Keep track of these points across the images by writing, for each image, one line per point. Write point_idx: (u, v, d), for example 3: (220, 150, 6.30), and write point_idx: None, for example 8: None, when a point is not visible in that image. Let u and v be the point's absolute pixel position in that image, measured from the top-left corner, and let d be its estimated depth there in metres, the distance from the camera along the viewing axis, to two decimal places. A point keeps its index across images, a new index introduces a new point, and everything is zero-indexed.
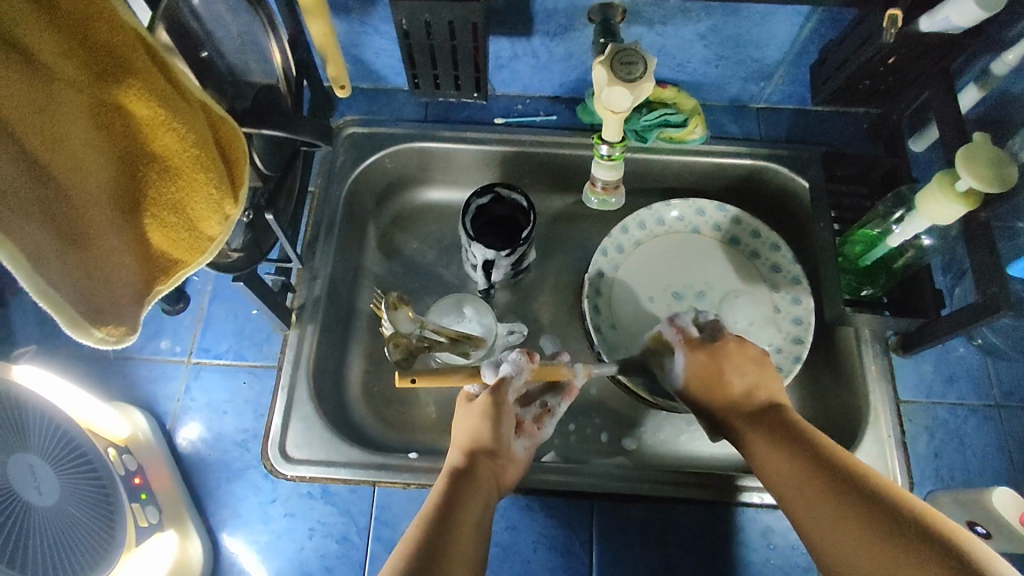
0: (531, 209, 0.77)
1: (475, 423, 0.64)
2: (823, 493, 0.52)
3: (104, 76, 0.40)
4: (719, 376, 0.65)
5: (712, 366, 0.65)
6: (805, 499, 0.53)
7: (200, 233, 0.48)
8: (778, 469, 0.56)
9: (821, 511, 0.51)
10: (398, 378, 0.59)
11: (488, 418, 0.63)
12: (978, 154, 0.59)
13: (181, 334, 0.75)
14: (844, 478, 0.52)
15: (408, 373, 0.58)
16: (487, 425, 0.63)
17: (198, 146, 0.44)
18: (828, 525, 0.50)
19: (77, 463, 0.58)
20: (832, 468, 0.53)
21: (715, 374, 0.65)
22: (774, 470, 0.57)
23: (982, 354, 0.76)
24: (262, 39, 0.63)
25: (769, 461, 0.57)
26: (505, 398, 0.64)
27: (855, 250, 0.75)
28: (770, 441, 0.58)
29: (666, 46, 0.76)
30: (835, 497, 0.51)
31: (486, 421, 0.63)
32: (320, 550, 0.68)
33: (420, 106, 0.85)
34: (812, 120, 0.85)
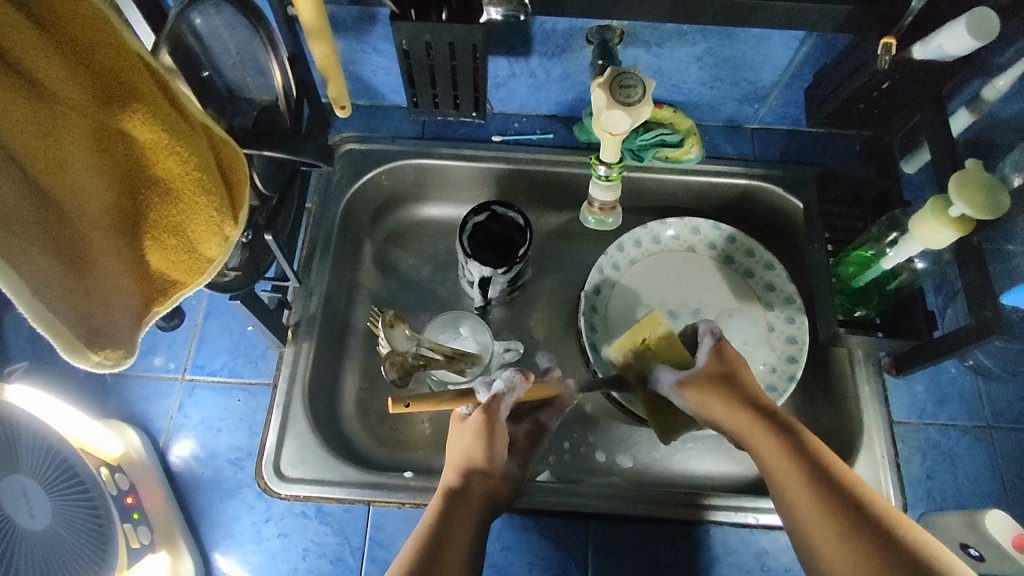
0: (528, 227, 0.77)
1: (467, 442, 0.62)
2: (840, 522, 0.52)
3: (111, 101, 0.40)
4: (729, 377, 0.64)
5: (730, 364, 0.65)
6: (816, 520, 0.53)
7: (199, 254, 0.48)
8: (781, 470, 0.56)
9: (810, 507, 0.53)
10: (393, 408, 0.60)
11: (480, 435, 0.62)
12: (971, 180, 0.60)
13: (175, 350, 0.75)
14: (833, 483, 0.54)
15: (401, 401, 0.58)
16: (476, 442, 0.62)
17: (200, 169, 0.44)
18: (841, 559, 0.50)
19: (70, 484, 0.57)
20: (850, 500, 0.53)
21: (733, 374, 0.64)
22: (769, 461, 0.58)
23: (973, 375, 0.77)
24: (262, 57, 0.62)
25: (781, 475, 0.56)
26: (497, 416, 0.63)
27: (849, 271, 0.76)
28: (786, 456, 0.57)
29: (663, 68, 0.77)
30: (853, 530, 0.51)
31: (479, 440, 0.62)
32: (314, 571, 0.67)
33: (417, 123, 0.85)
34: (805, 141, 0.86)
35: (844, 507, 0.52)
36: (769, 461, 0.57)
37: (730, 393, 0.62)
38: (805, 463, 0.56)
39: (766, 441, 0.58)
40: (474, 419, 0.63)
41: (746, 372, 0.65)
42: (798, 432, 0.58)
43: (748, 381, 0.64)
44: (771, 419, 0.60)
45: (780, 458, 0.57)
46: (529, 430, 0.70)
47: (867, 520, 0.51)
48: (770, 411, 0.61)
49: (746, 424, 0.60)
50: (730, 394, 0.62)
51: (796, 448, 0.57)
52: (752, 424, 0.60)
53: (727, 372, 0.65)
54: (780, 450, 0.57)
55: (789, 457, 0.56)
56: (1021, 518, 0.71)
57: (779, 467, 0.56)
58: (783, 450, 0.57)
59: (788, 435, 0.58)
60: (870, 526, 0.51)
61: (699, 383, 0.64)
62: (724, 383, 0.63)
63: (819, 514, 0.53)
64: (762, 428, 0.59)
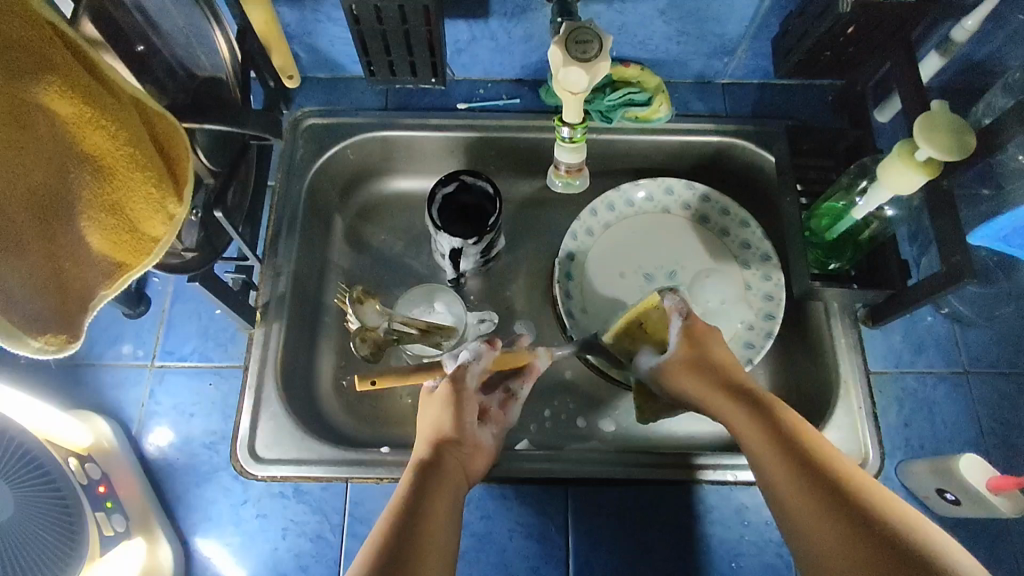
0: (498, 196, 0.76)
1: (436, 414, 0.63)
2: (814, 495, 0.51)
3: (19, 75, 0.39)
4: (707, 362, 0.64)
5: (704, 346, 0.66)
6: (791, 494, 0.52)
7: (142, 234, 0.47)
8: (759, 445, 0.56)
9: (784, 478, 0.54)
10: (359, 381, 0.66)
11: (448, 404, 0.63)
12: (936, 123, 0.59)
13: (143, 337, 0.74)
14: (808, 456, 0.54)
15: (365, 374, 0.65)
16: (446, 411, 0.63)
17: (131, 144, 0.43)
18: (813, 531, 0.50)
19: (32, 476, 0.57)
20: (831, 480, 0.52)
21: (711, 357, 0.64)
22: (749, 436, 0.58)
23: (949, 322, 0.77)
24: (208, 32, 0.60)
25: (760, 452, 0.56)
26: (464, 385, 0.65)
27: (821, 225, 0.75)
28: (764, 433, 0.57)
29: (627, 24, 0.74)
30: (827, 503, 0.50)
31: (447, 410, 0.63)
32: (295, 550, 0.67)
33: (379, 94, 0.83)
34: (777, 94, 0.84)
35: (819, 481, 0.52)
36: (748, 439, 0.58)
37: (706, 377, 0.63)
38: (782, 440, 0.55)
39: (748, 421, 0.58)
40: (442, 389, 0.65)
41: (721, 352, 0.65)
42: (778, 411, 0.58)
43: (727, 364, 0.64)
44: (749, 399, 0.60)
45: (759, 435, 0.57)
46: (501, 399, 0.70)
47: (841, 495, 0.50)
48: (751, 392, 0.61)
49: (727, 406, 0.61)
50: (710, 376, 0.63)
51: (774, 426, 0.57)
52: (733, 404, 0.60)
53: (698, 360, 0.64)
54: (759, 429, 0.57)
55: (767, 435, 0.56)
56: (998, 461, 0.71)
57: (757, 445, 0.57)
58: (761, 429, 0.57)
59: (768, 415, 0.58)
60: (843, 501, 0.50)
61: (677, 371, 0.65)
62: (702, 367, 0.64)
63: (795, 488, 0.52)
64: (741, 408, 0.60)
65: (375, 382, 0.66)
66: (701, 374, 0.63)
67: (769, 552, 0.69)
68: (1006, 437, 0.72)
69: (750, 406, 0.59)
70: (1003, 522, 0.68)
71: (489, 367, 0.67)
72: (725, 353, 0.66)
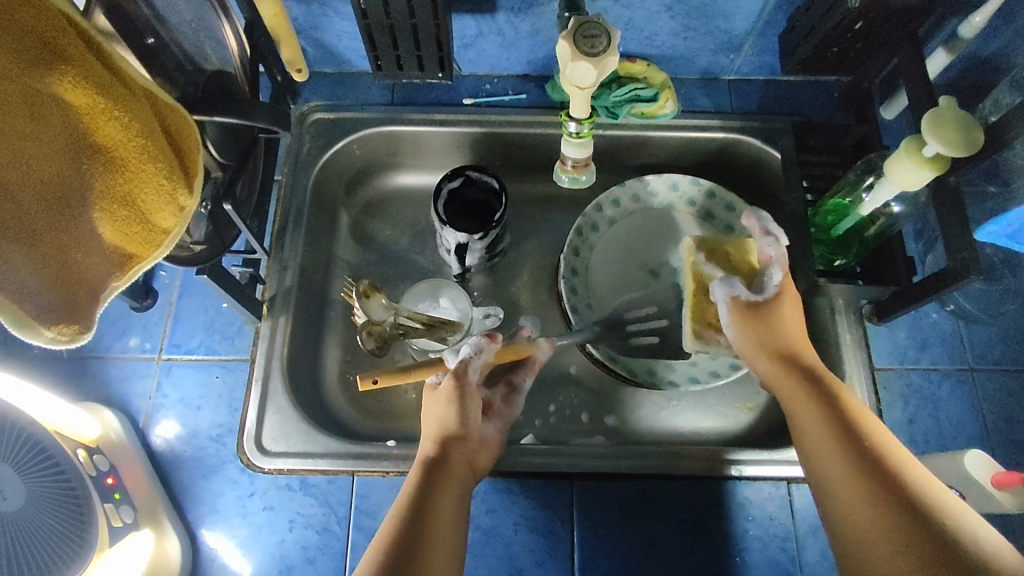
0: (503, 191, 0.75)
1: (441, 411, 0.63)
2: (857, 470, 0.53)
3: (35, 65, 0.39)
4: (779, 323, 0.64)
5: (781, 309, 0.65)
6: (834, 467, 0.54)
7: (153, 226, 0.48)
8: (808, 419, 0.58)
9: (828, 453, 0.55)
10: (363, 382, 0.62)
11: (452, 400, 0.62)
12: (944, 119, 0.59)
13: (150, 330, 0.74)
14: (856, 435, 0.55)
15: (368, 374, 0.61)
16: (449, 407, 0.62)
17: (143, 135, 0.44)
18: (850, 505, 0.52)
19: (42, 467, 0.58)
20: (876, 460, 0.53)
21: (780, 321, 0.64)
22: (799, 410, 0.59)
23: (954, 319, 0.77)
24: (216, 23, 0.61)
25: (808, 426, 0.58)
26: (467, 381, 0.63)
27: (826, 221, 0.75)
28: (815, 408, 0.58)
29: (634, 19, 0.74)
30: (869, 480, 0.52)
31: (450, 406, 0.62)
32: (301, 542, 0.67)
33: (386, 89, 0.83)
34: (783, 91, 0.84)
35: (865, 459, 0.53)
36: (797, 412, 0.59)
37: (768, 345, 0.64)
38: (835, 415, 0.57)
39: (800, 396, 0.60)
40: (445, 385, 0.63)
41: (794, 319, 0.64)
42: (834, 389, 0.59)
43: (792, 329, 0.64)
44: (806, 374, 0.61)
45: (809, 409, 0.58)
46: (503, 393, 0.70)
47: (886, 474, 0.52)
48: (809, 367, 0.62)
49: (782, 379, 0.62)
50: (771, 346, 0.63)
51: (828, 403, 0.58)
52: (788, 377, 0.61)
53: (774, 320, 0.64)
54: (812, 403, 0.59)
55: (820, 411, 0.58)
56: (1002, 457, 0.71)
57: (806, 418, 0.58)
58: (812, 405, 0.58)
59: (820, 391, 0.59)
60: (887, 480, 0.51)
61: (752, 325, 0.65)
62: (772, 329, 0.64)
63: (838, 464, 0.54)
64: (797, 381, 0.61)
65: (377, 382, 0.62)
66: (760, 346, 0.64)
67: (774, 547, 0.69)
68: (1011, 434, 0.72)
69: (806, 381, 0.60)
70: (1008, 518, 0.68)
71: (490, 360, 0.66)
72: (797, 319, 0.65)
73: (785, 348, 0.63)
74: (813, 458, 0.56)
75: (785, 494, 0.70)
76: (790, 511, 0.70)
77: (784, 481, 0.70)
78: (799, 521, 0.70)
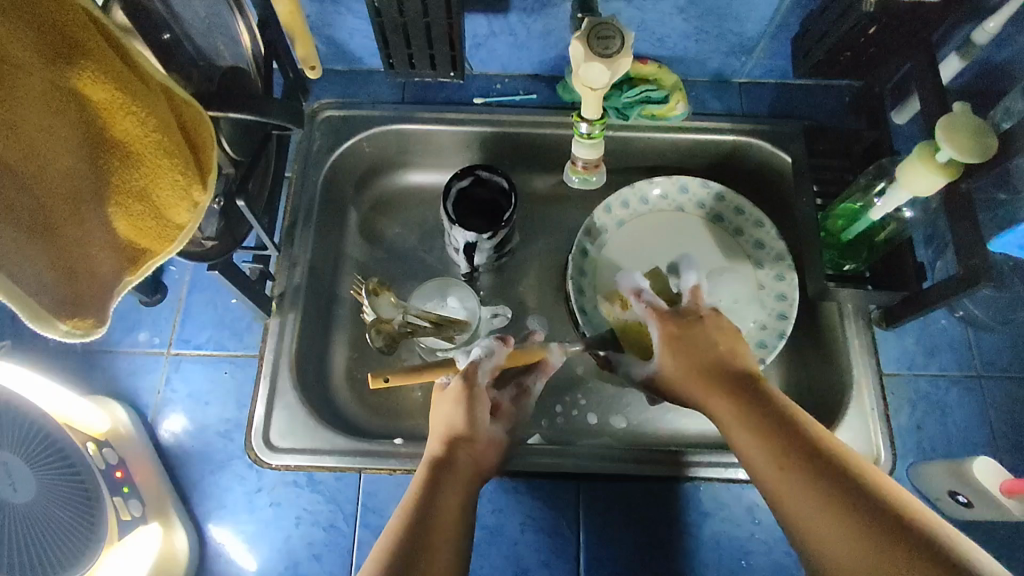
0: (513, 191, 0.75)
1: (449, 411, 0.63)
2: (815, 492, 0.48)
3: (56, 59, 0.39)
4: (698, 340, 0.62)
5: (688, 340, 0.62)
6: (791, 494, 0.50)
7: (168, 221, 0.48)
8: (747, 441, 0.54)
9: (776, 474, 0.51)
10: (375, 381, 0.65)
11: (461, 401, 0.63)
12: (959, 124, 0.59)
13: (160, 325, 0.74)
14: (799, 444, 0.52)
15: (380, 372, 0.64)
16: (458, 408, 0.63)
17: (160, 130, 0.44)
18: (820, 533, 0.47)
19: (51, 459, 0.60)
20: (822, 466, 0.50)
21: (692, 351, 0.62)
22: (736, 432, 0.55)
23: (963, 325, 0.77)
24: (230, 20, 0.60)
25: (753, 450, 0.54)
26: (476, 381, 0.65)
27: (836, 225, 0.75)
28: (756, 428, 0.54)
29: (646, 20, 0.74)
30: (833, 500, 0.47)
31: (459, 407, 0.63)
32: (307, 538, 0.68)
33: (397, 87, 0.83)
34: (794, 95, 0.84)
35: (820, 476, 0.49)
36: (738, 438, 0.55)
37: (693, 369, 0.61)
38: (776, 433, 0.53)
39: (736, 416, 0.56)
40: (453, 386, 0.64)
41: (708, 345, 0.62)
42: (773, 403, 0.56)
43: (713, 348, 0.62)
44: (733, 390, 0.58)
45: (744, 428, 0.55)
46: (513, 395, 0.70)
47: (847, 489, 0.47)
48: (742, 384, 0.58)
49: (720, 401, 0.58)
50: (698, 369, 0.61)
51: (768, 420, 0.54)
52: (718, 398, 0.58)
53: (692, 341, 0.62)
54: (752, 424, 0.54)
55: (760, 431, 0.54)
56: (1010, 464, 0.71)
57: (750, 443, 0.54)
58: (748, 423, 0.55)
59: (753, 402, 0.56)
60: (852, 493, 0.47)
61: (675, 345, 0.63)
62: (686, 351, 0.62)
63: (796, 488, 0.50)
64: (733, 403, 0.57)
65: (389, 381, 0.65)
66: (686, 375, 0.61)
67: (780, 551, 0.69)
68: (1019, 442, 0.72)
69: (742, 401, 0.57)
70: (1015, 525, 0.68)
71: (501, 364, 0.68)
72: (720, 342, 0.62)
73: (710, 370, 0.60)
74: (768, 485, 0.52)
75: None
76: None
77: None
78: None
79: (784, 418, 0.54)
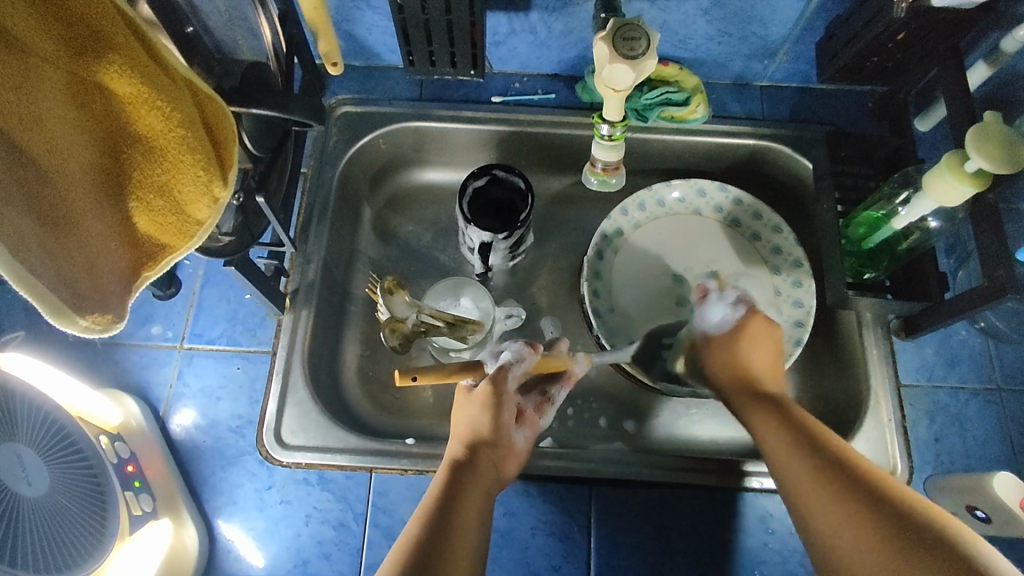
0: (530, 191, 0.74)
1: (474, 414, 0.62)
2: (835, 490, 0.51)
3: (83, 52, 0.39)
4: (746, 347, 0.66)
5: (749, 337, 0.66)
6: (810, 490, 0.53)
7: (188, 217, 0.48)
8: (776, 442, 0.57)
9: (801, 474, 0.54)
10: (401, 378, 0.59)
11: (487, 405, 0.62)
12: (989, 135, 0.58)
13: (173, 319, 0.74)
14: (824, 447, 0.55)
15: (409, 372, 0.58)
16: (484, 413, 0.62)
17: (184, 126, 0.44)
18: (834, 527, 0.50)
19: (67, 453, 0.57)
20: (846, 468, 0.53)
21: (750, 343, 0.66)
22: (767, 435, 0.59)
23: (984, 337, 0.76)
24: (251, 16, 0.58)
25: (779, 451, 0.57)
26: (504, 388, 0.63)
27: (858, 232, 0.74)
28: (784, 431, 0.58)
29: (670, 21, 0.73)
30: (851, 496, 0.50)
31: (485, 411, 0.62)
32: (317, 537, 0.67)
33: (414, 84, 0.83)
34: (816, 99, 0.83)
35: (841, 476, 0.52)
36: (765, 440, 0.59)
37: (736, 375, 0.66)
38: (803, 436, 0.57)
39: (768, 420, 0.60)
40: (482, 390, 0.63)
41: (760, 352, 0.66)
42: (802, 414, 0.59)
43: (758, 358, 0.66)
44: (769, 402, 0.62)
45: (776, 432, 0.58)
46: (536, 402, 0.67)
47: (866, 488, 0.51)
48: (774, 397, 0.62)
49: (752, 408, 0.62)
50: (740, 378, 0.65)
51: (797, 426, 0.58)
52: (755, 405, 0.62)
53: (740, 348, 0.66)
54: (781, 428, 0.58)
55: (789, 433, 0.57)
56: None
57: (775, 445, 0.57)
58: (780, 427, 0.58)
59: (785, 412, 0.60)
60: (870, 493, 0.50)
61: (723, 348, 0.67)
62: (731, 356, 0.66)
63: (814, 485, 0.53)
64: (764, 409, 0.61)
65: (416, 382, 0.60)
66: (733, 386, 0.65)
67: (793, 561, 0.68)
68: None
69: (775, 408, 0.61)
70: None
71: (530, 370, 0.65)
72: (767, 347, 0.66)
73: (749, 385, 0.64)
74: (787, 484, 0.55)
75: None
76: None
77: None
78: None
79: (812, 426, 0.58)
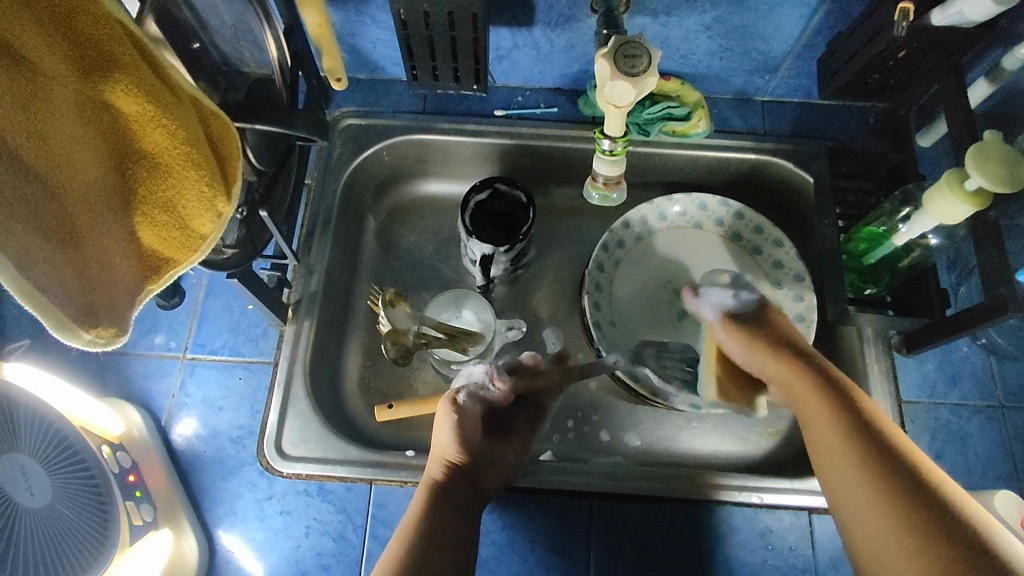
0: (531, 205, 0.74)
1: (444, 434, 0.61)
2: (849, 448, 0.51)
3: (91, 72, 0.41)
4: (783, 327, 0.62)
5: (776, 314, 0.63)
6: (862, 492, 0.49)
7: (192, 231, 0.49)
8: (816, 419, 0.54)
9: (840, 455, 0.51)
10: (380, 411, 0.72)
11: (449, 423, 0.61)
12: (988, 154, 0.58)
13: (176, 329, 0.74)
14: (858, 422, 0.52)
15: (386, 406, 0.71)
16: (450, 430, 0.61)
17: (189, 143, 0.45)
18: (848, 490, 0.50)
19: (67, 462, 0.59)
20: (878, 445, 0.50)
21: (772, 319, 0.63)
22: (804, 407, 0.55)
23: (985, 354, 0.76)
24: (256, 30, 0.60)
25: (829, 443, 0.52)
26: (463, 404, 0.63)
27: (858, 247, 0.74)
28: (827, 408, 0.53)
29: (671, 38, 0.74)
30: (865, 452, 0.50)
31: (453, 428, 0.61)
32: (317, 548, 0.67)
33: (418, 97, 0.83)
34: (818, 114, 0.83)
35: (898, 472, 0.48)
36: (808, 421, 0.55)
37: (779, 343, 0.60)
38: (838, 408, 0.53)
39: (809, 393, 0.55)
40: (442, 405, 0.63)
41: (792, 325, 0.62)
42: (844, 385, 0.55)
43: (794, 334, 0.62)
44: (810, 366, 0.57)
45: (811, 401, 0.55)
46: (528, 414, 0.69)
47: (920, 485, 0.47)
48: (812, 358, 0.58)
49: (794, 379, 0.57)
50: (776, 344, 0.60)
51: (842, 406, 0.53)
52: (790, 369, 0.57)
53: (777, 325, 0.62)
54: (815, 397, 0.54)
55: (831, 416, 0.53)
56: None
57: (821, 433, 0.53)
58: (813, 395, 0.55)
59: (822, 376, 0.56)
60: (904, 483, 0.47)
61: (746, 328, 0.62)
62: (770, 328, 0.62)
63: (845, 464, 0.51)
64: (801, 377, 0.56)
65: (393, 410, 0.71)
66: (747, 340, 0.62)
67: None
68: None
69: (820, 379, 0.55)
70: None
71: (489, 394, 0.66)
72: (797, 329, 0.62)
73: (780, 341, 0.60)
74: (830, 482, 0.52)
75: (806, 524, 0.69)
76: (810, 543, 0.69)
77: (804, 511, 0.69)
78: (819, 552, 0.69)
79: (852, 405, 0.53)
